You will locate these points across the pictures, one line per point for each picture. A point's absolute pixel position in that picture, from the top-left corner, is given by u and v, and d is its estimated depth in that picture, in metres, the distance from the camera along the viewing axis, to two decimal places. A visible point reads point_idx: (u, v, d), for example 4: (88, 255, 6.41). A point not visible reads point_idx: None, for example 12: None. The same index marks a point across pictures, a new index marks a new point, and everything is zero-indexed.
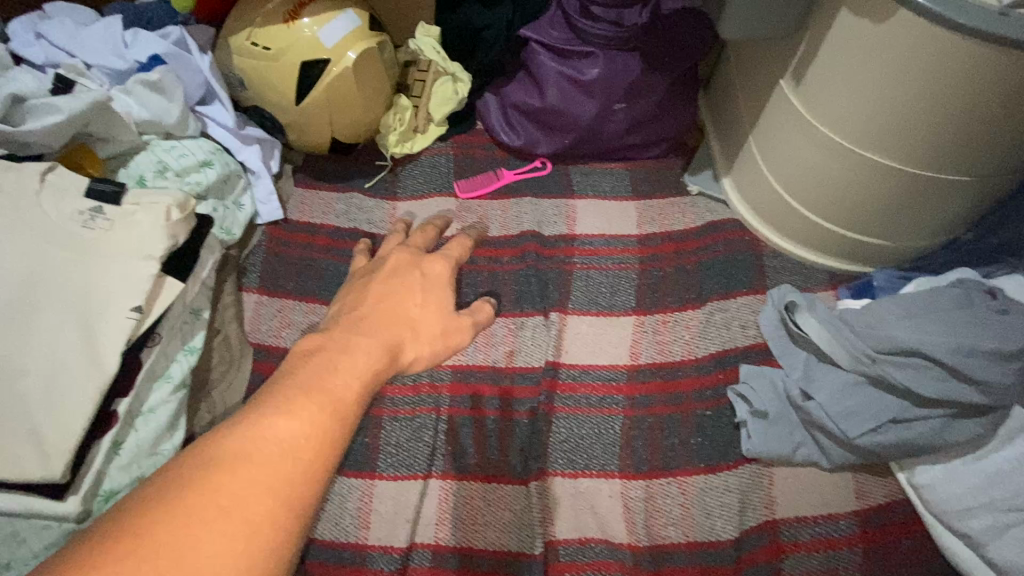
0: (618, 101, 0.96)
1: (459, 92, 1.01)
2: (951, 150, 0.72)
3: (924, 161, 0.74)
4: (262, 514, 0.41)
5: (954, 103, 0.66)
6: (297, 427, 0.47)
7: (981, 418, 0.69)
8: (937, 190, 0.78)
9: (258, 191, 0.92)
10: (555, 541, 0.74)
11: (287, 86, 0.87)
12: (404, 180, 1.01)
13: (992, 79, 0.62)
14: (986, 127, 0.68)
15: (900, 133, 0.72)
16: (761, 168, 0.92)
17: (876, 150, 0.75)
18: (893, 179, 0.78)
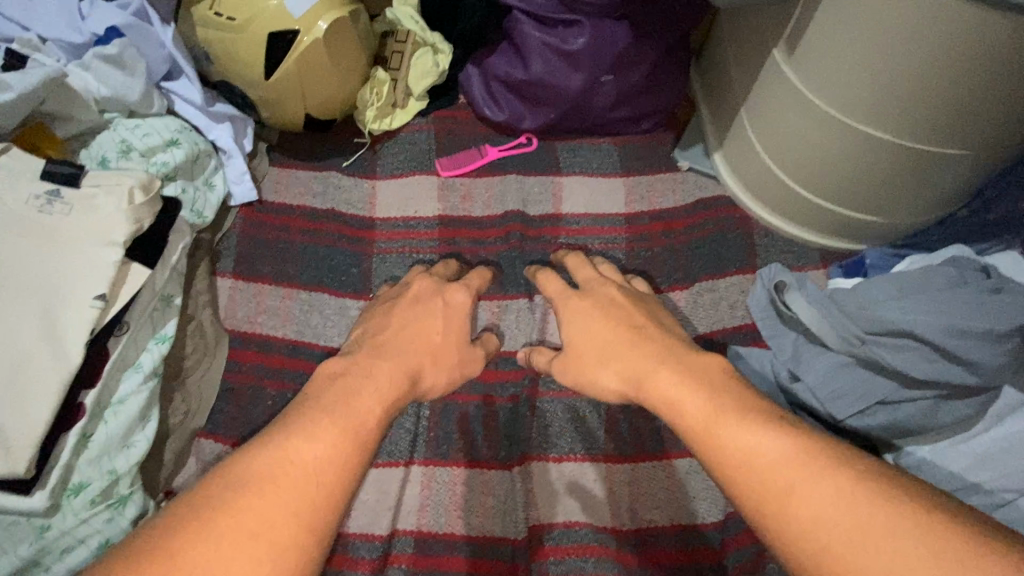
0: (606, 72, 0.92)
1: (439, 64, 0.96)
2: (949, 122, 0.68)
3: (920, 135, 0.71)
4: (287, 537, 0.48)
5: (955, 74, 0.63)
6: (321, 450, 0.54)
7: (971, 399, 0.68)
8: (934, 164, 0.75)
9: (230, 171, 0.89)
10: (540, 525, 0.73)
11: (254, 59, 0.82)
12: (384, 157, 0.97)
13: (995, 48, 0.59)
14: (987, 98, 0.64)
15: (896, 105, 0.69)
16: (753, 141, 0.88)
17: (870, 123, 0.72)
18: (889, 152, 0.75)
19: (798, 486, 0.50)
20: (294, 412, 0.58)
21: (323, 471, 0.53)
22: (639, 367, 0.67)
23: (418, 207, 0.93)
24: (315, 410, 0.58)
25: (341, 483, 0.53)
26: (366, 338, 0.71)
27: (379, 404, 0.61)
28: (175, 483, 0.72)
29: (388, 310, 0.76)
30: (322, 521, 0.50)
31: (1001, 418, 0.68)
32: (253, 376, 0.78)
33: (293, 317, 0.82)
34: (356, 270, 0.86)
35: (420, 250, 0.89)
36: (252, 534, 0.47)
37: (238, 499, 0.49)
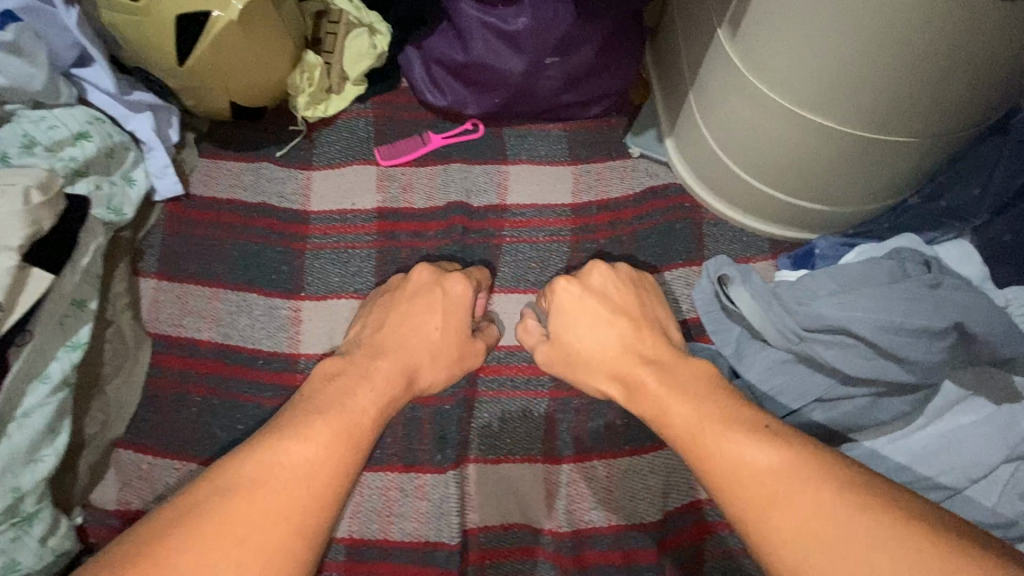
0: (550, 55, 0.86)
1: (376, 45, 0.91)
2: (894, 108, 0.65)
3: (866, 121, 0.68)
4: (274, 539, 0.51)
5: (898, 57, 0.59)
6: (311, 453, 0.56)
7: (908, 397, 0.67)
8: (883, 150, 0.71)
9: (152, 164, 0.84)
10: (475, 529, 0.73)
11: (165, 44, 0.76)
12: (321, 146, 0.92)
13: (935, 29, 0.56)
14: (933, 80, 0.61)
15: (840, 91, 0.65)
16: (702, 130, 0.84)
17: (816, 109, 0.69)
18: (835, 139, 0.71)
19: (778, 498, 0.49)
20: (294, 411, 0.60)
21: (312, 476, 0.55)
22: (629, 371, 0.66)
23: (356, 199, 0.89)
24: (309, 411, 0.60)
25: (334, 486, 0.56)
26: (370, 331, 0.73)
27: (374, 404, 0.63)
28: (94, 496, 0.70)
29: (389, 305, 0.75)
30: (316, 525, 0.53)
31: (940, 412, 0.67)
32: (176, 383, 0.74)
33: (220, 319, 0.78)
34: (288, 268, 0.82)
35: (356, 245, 0.85)
36: (238, 541, 0.50)
37: (221, 505, 0.52)
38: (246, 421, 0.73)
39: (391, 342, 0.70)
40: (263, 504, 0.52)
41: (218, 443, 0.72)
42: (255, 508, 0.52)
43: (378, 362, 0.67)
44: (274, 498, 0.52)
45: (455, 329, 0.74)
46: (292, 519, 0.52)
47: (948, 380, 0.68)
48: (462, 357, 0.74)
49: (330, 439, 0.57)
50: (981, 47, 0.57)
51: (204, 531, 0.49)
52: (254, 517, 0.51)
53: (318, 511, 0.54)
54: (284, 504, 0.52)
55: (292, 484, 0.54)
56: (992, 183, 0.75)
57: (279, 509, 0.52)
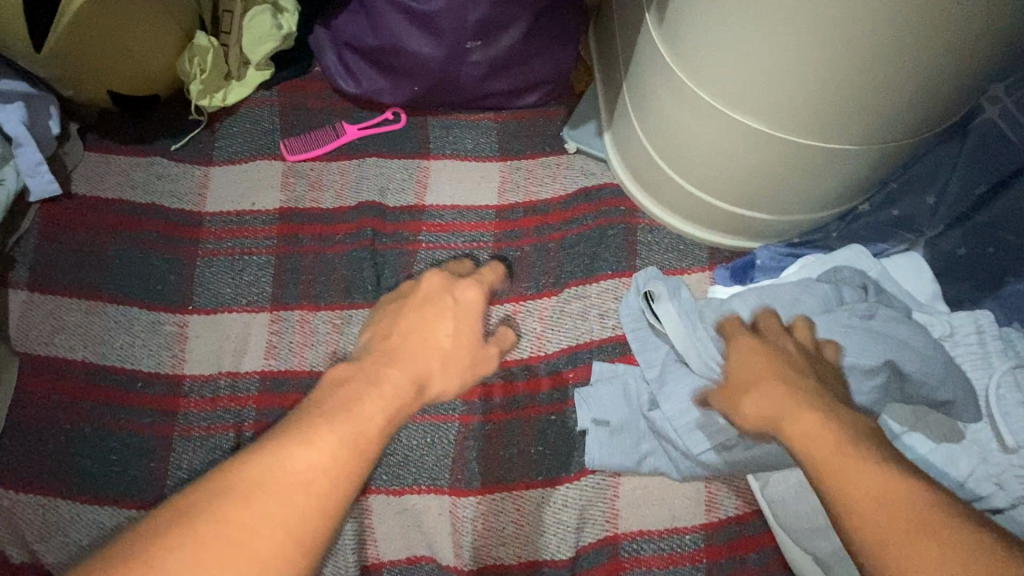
0: (470, 39, 0.77)
1: (283, 26, 0.82)
2: (832, 111, 0.57)
3: (802, 125, 0.60)
4: (269, 550, 0.41)
5: (832, 54, 0.51)
6: (317, 458, 0.45)
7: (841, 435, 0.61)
8: (828, 157, 0.63)
9: (23, 161, 0.74)
10: (376, 564, 0.67)
11: (18, 30, 0.66)
12: (221, 140, 0.84)
13: (869, 23, 0.48)
14: (879, 79, 0.53)
15: (772, 91, 0.58)
16: (638, 133, 0.76)
17: (748, 110, 0.61)
18: (772, 145, 0.64)
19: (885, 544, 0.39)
20: (294, 413, 0.49)
21: (315, 482, 0.45)
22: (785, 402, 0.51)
23: (256, 199, 0.81)
24: (312, 409, 0.49)
25: (339, 498, 0.45)
26: (375, 341, 0.61)
27: (384, 412, 0.51)
28: None
29: (397, 310, 0.64)
30: (316, 539, 0.43)
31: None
32: (44, 409, 0.67)
33: (97, 336, 0.71)
34: (176, 278, 0.75)
35: (253, 251, 0.77)
36: (230, 547, 0.40)
37: (216, 507, 0.41)
38: (120, 451, 0.67)
39: (399, 347, 0.59)
40: (260, 509, 0.42)
41: (89, 475, 0.66)
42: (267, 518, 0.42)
43: (376, 362, 0.56)
44: (287, 501, 0.43)
45: (467, 339, 0.63)
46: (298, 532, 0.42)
47: (886, 413, 0.64)
48: (476, 370, 0.63)
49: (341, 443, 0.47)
50: (932, 41, 0.49)
51: (207, 537, 0.40)
52: (267, 523, 0.42)
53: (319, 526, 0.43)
54: (295, 517, 0.42)
55: (305, 490, 0.44)
56: (949, 192, 0.67)
57: (289, 521, 0.42)
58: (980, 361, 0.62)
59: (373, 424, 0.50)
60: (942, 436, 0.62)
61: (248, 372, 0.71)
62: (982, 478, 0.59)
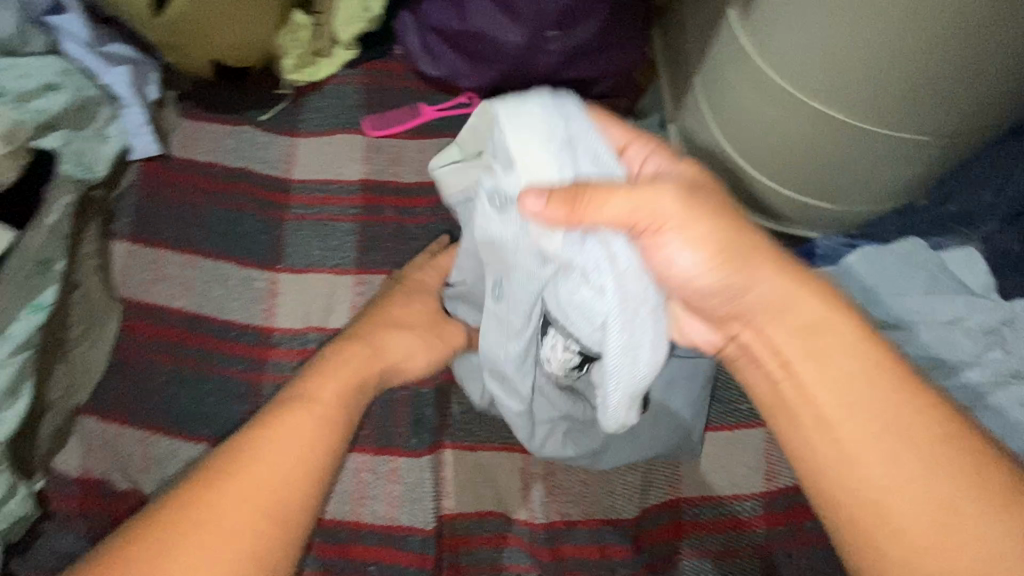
0: (551, 27, 0.82)
1: (369, 8, 0.87)
2: (908, 105, 0.61)
3: (877, 117, 0.64)
4: (241, 524, 0.46)
5: (916, 50, 0.56)
6: (288, 444, 0.51)
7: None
8: (898, 147, 0.67)
9: (128, 121, 0.80)
10: (449, 515, 0.71)
11: None
12: (306, 112, 0.88)
13: (958, 20, 0.52)
14: (960, 73, 0.57)
15: (851, 84, 0.62)
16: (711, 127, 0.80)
17: (823, 101, 0.65)
18: (849, 133, 0.67)
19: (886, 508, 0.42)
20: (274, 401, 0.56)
21: (287, 463, 0.50)
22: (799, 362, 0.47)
23: (340, 169, 0.85)
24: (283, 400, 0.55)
25: (308, 471, 0.51)
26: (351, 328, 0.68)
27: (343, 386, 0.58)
28: (56, 461, 0.66)
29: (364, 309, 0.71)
30: (288, 508, 0.49)
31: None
32: (144, 351, 0.72)
33: (192, 286, 0.76)
34: (267, 238, 0.79)
35: (339, 218, 0.82)
36: (208, 530, 0.45)
37: (195, 493, 0.47)
38: (214, 394, 0.71)
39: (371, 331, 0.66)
40: (240, 491, 0.48)
41: (185, 414, 0.70)
42: (242, 510, 0.47)
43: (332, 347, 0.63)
44: (263, 492, 0.48)
45: (429, 312, 0.70)
46: (289, 504, 0.49)
47: None
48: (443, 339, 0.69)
49: (314, 423, 0.54)
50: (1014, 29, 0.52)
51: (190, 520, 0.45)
52: (242, 523, 0.46)
53: (298, 509, 0.49)
54: (278, 502, 0.48)
55: (273, 476, 0.49)
56: (1007, 190, 0.72)
57: (268, 498, 0.48)
58: None
59: (336, 395, 0.57)
60: None
61: (333, 329, 0.75)
62: None
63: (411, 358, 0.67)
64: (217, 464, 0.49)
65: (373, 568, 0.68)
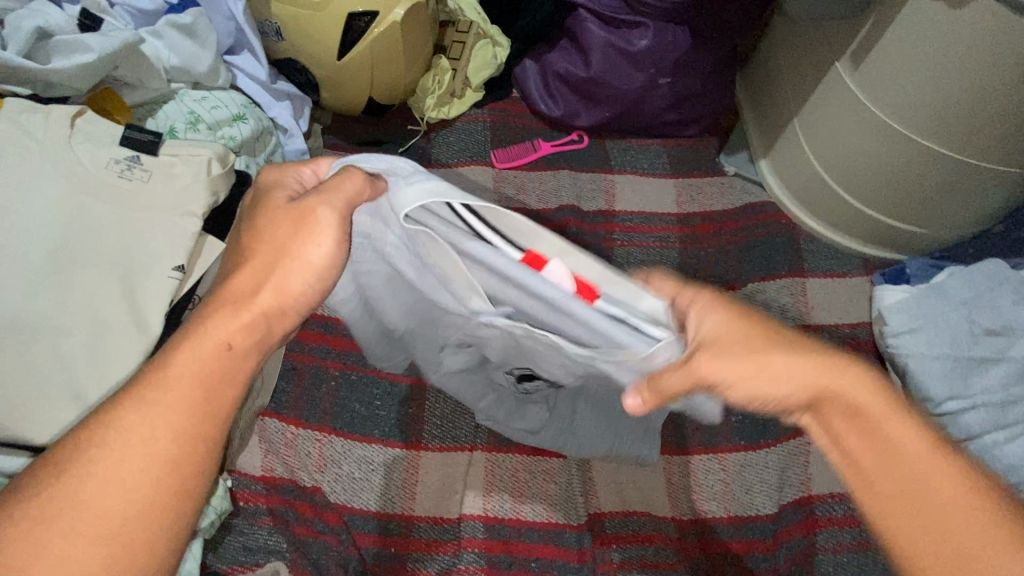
0: (665, 74, 0.94)
1: (498, 57, 0.98)
2: (949, 120, 0.72)
3: (922, 128, 0.75)
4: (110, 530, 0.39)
5: (961, 59, 0.66)
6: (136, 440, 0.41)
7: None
8: (965, 194, 0.80)
9: (289, 151, 0.88)
10: (601, 513, 0.75)
11: (329, 39, 0.84)
12: (438, 146, 0.98)
13: (994, 40, 0.62)
14: (995, 90, 0.66)
15: (921, 91, 0.71)
16: (846, 83, 0.80)
17: (910, 123, 0.75)
18: (998, 179, 0.77)
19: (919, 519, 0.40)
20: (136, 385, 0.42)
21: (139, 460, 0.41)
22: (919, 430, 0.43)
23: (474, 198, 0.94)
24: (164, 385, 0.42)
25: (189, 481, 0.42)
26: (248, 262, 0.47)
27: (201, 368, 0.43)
28: (238, 462, 0.70)
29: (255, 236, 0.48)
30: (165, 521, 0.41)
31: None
32: (315, 356, 0.77)
33: None
34: None
35: None
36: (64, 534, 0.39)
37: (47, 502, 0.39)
38: (382, 397, 0.77)
39: (256, 253, 0.47)
40: (111, 489, 0.40)
41: (358, 417, 0.75)
42: (88, 526, 0.39)
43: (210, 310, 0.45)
44: (112, 496, 0.40)
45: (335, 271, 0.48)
46: (145, 526, 0.40)
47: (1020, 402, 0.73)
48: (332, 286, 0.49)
49: (166, 415, 0.42)
50: (993, 68, 0.64)
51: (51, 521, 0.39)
52: (81, 538, 0.39)
53: (155, 532, 0.41)
54: (116, 512, 0.40)
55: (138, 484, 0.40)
56: None
57: (111, 519, 0.39)
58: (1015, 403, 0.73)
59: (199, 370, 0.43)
60: None
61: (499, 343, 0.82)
62: None
63: (256, 291, 0.46)
64: (44, 462, 0.41)
65: (534, 563, 0.71)
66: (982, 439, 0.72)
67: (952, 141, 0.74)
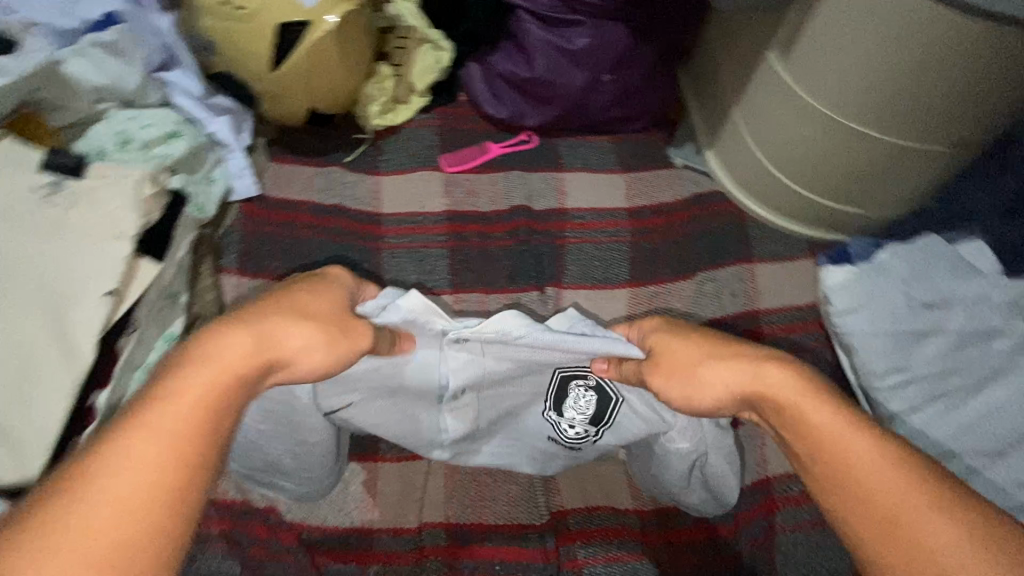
0: (606, 71, 0.95)
1: (441, 60, 0.98)
2: (874, 103, 0.74)
3: (850, 113, 0.77)
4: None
5: (879, 43, 0.68)
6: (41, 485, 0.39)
7: (970, 340, 0.77)
8: (897, 174, 0.83)
9: (231, 165, 0.86)
10: (564, 510, 0.76)
11: (262, 51, 0.82)
12: (386, 153, 0.97)
13: (905, 23, 0.65)
14: (911, 73, 0.69)
15: (846, 77, 0.74)
16: (779, 72, 0.81)
17: (839, 108, 0.77)
18: (925, 157, 0.80)
19: (864, 485, 0.44)
20: None
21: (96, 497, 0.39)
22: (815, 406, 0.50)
23: (425, 203, 0.94)
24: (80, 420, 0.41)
25: None
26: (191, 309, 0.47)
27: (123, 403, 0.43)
28: None
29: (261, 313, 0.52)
30: None
31: (965, 363, 0.77)
32: None
33: None
34: (368, 265, 0.87)
35: (429, 245, 0.91)
36: None
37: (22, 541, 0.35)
38: None
39: None
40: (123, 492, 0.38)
41: None
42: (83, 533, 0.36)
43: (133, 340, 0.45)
44: None
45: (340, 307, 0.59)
46: None
47: (957, 364, 0.77)
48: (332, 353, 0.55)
49: (178, 420, 0.42)
50: (909, 50, 0.67)
51: None
52: (75, 549, 0.36)
53: (158, 538, 0.38)
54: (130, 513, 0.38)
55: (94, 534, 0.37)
56: None
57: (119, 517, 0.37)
58: (959, 370, 0.77)
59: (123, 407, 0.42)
60: None
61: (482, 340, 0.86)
62: None
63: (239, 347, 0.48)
64: None
65: (498, 566, 0.70)
66: (918, 413, 0.76)
67: (880, 123, 0.76)
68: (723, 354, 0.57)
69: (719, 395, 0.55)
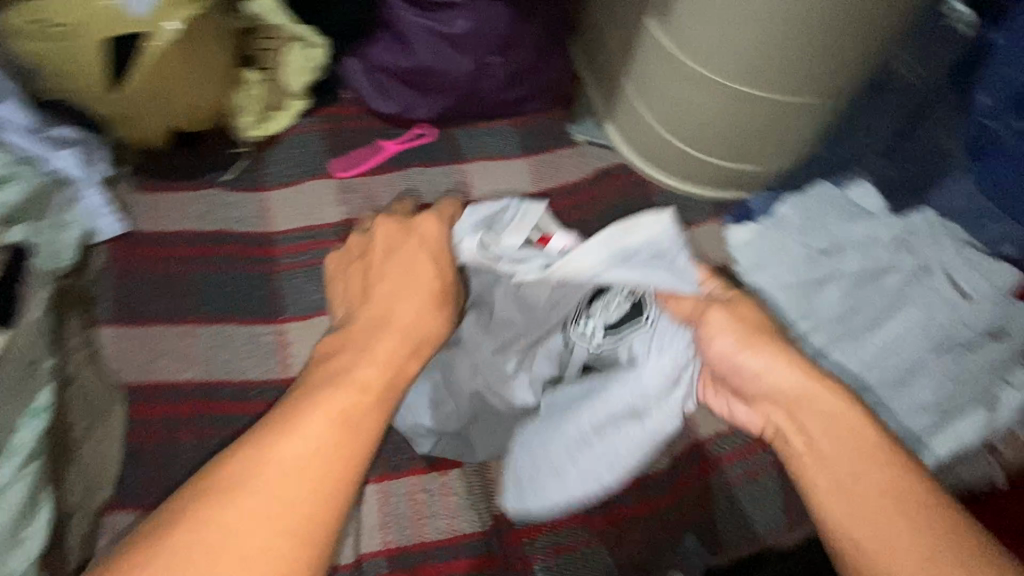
0: (492, 53, 0.91)
1: (315, 59, 0.91)
2: (747, 57, 0.75)
3: (727, 72, 0.78)
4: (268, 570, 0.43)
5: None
6: None
7: (883, 276, 0.78)
8: (784, 127, 0.85)
9: (89, 203, 0.77)
10: (505, 512, 0.74)
11: (97, 70, 0.76)
12: (271, 165, 0.90)
13: None
14: (776, 22, 0.70)
15: (717, 35, 0.75)
16: (658, 38, 0.82)
17: (717, 67, 0.78)
18: (804, 110, 0.83)
19: (857, 517, 0.49)
20: None
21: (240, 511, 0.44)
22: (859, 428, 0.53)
23: (321, 214, 0.87)
24: None
25: None
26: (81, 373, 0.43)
27: None
28: None
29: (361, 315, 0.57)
30: None
31: (881, 300, 0.78)
32: (162, 432, 0.69)
33: (198, 357, 0.74)
34: (261, 293, 0.80)
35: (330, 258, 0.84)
36: None
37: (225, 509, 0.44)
38: None
39: None
40: (289, 489, 0.45)
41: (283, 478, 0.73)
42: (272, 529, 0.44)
43: None
44: None
45: (439, 278, 0.60)
46: None
47: (871, 297, 0.78)
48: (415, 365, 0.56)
49: (331, 432, 0.48)
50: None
51: None
52: (252, 519, 0.44)
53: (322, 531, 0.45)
54: (287, 510, 0.45)
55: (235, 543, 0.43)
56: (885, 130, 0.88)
57: (295, 496, 0.45)
58: (873, 304, 0.78)
59: None
60: (942, 296, 0.75)
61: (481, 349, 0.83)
62: (976, 332, 0.73)
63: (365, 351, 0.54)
64: None
65: None
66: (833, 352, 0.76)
67: (757, 78, 0.78)
68: (758, 343, 0.59)
69: (777, 388, 0.57)
